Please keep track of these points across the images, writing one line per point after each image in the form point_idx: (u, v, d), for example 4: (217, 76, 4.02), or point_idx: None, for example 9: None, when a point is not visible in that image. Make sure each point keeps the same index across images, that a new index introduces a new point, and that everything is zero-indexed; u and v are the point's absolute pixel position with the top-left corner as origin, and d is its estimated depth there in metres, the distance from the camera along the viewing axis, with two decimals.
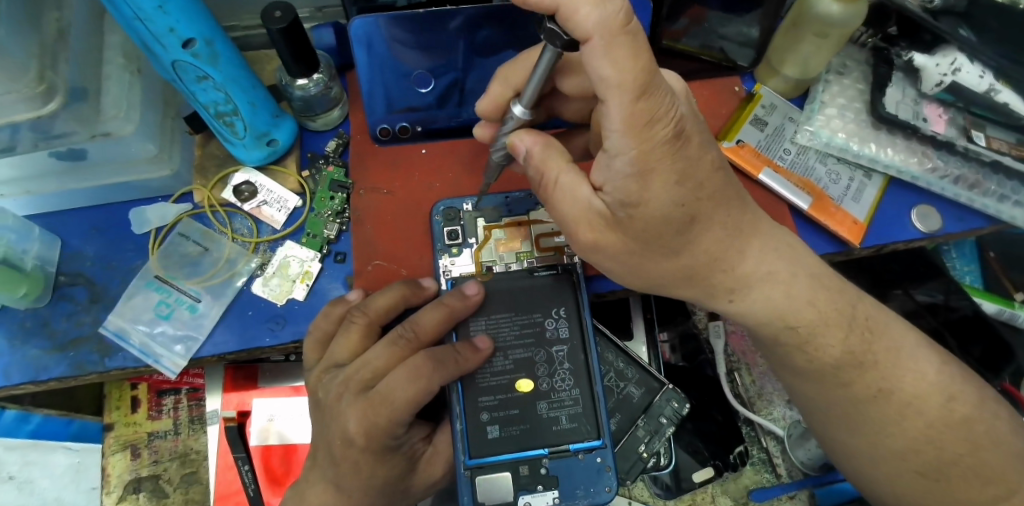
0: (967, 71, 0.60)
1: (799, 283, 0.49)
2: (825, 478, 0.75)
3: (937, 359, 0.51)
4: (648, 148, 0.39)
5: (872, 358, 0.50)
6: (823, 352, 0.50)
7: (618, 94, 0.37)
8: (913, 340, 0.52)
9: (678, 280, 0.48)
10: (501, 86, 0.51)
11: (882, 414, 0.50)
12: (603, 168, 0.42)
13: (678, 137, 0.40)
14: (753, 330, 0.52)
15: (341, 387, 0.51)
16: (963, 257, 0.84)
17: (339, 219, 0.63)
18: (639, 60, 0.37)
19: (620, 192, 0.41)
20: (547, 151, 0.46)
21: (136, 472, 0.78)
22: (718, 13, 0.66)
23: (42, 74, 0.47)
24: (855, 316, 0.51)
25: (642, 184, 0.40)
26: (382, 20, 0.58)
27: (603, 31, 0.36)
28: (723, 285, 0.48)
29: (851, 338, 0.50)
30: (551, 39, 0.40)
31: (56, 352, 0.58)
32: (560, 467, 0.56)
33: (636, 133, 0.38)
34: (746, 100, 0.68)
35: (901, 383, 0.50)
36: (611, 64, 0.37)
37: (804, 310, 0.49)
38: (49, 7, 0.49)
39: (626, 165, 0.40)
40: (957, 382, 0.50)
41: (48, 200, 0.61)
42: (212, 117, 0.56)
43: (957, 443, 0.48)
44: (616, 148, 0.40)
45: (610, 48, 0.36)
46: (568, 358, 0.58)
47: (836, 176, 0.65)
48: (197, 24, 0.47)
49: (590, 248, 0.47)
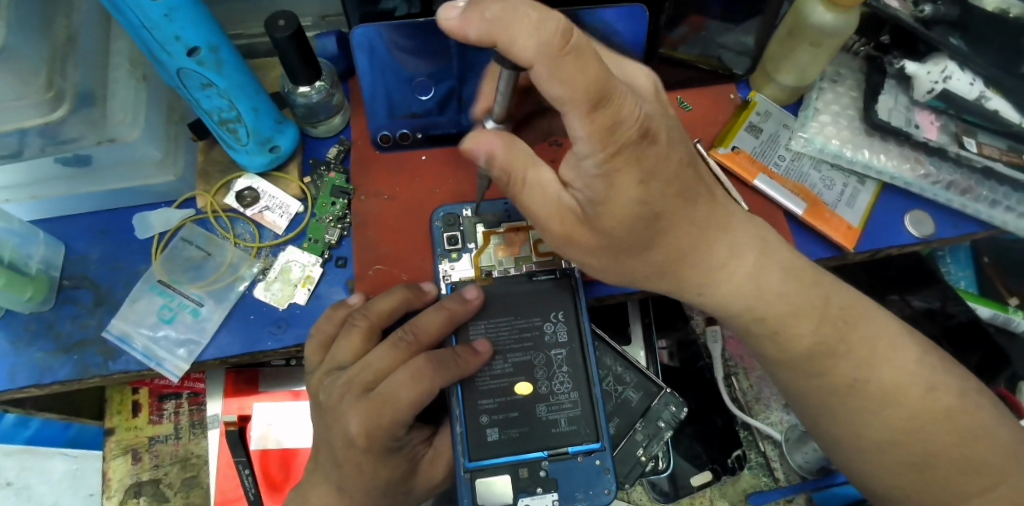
0: (958, 79, 0.62)
1: (771, 270, 0.51)
2: (824, 482, 0.75)
3: (917, 349, 0.52)
4: (614, 150, 0.39)
5: (847, 348, 0.51)
6: (796, 340, 0.51)
7: (573, 108, 0.36)
8: (894, 330, 0.53)
9: (653, 275, 0.50)
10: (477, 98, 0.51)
11: (871, 404, 0.50)
12: (572, 167, 0.43)
13: (643, 136, 0.40)
14: (726, 321, 0.54)
15: (343, 388, 0.52)
16: (958, 263, 0.85)
17: (340, 224, 0.64)
18: (589, 72, 0.35)
19: (588, 191, 0.43)
20: (512, 151, 0.44)
21: (137, 476, 0.78)
22: (718, 22, 0.66)
23: (52, 80, 0.47)
24: (828, 308, 0.51)
25: (607, 182, 0.42)
26: (383, 29, 0.58)
27: (545, 57, 0.35)
28: (695, 279, 0.50)
29: (824, 328, 0.51)
30: (500, 62, 0.39)
31: (61, 354, 0.59)
32: (559, 469, 0.56)
33: (602, 138, 0.38)
34: (742, 106, 0.69)
35: (878, 374, 0.50)
36: (561, 83, 0.35)
37: (788, 300, 0.51)
38: (59, 14, 0.49)
39: (594, 166, 0.40)
40: (938, 372, 0.51)
41: (53, 204, 0.62)
42: (216, 122, 0.57)
43: (946, 433, 0.48)
44: (585, 152, 0.40)
45: (556, 72, 0.35)
46: (566, 362, 0.58)
47: (830, 182, 0.66)
48: (204, 32, 0.48)
49: (563, 241, 0.48)
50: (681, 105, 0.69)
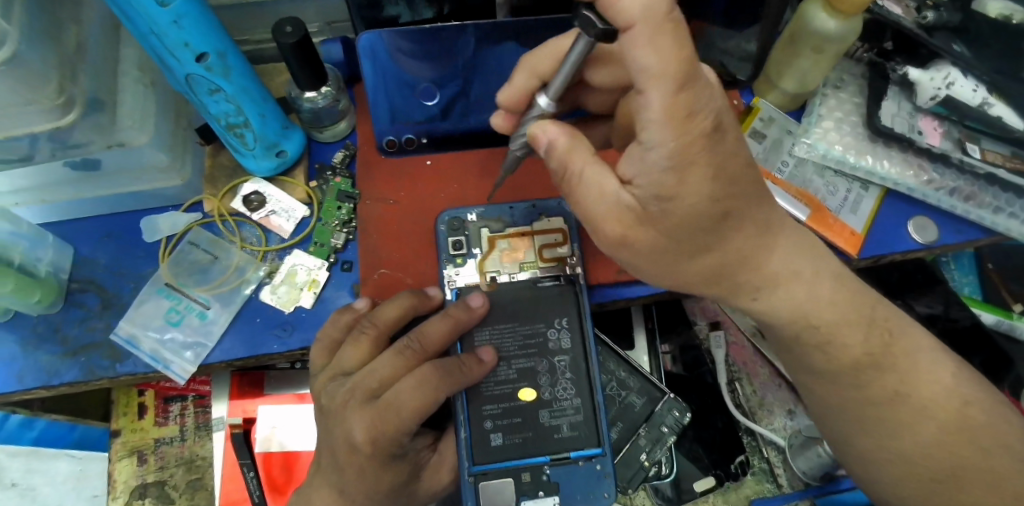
0: (961, 85, 0.62)
1: (822, 282, 0.51)
2: (828, 488, 0.74)
3: (953, 364, 0.53)
4: (689, 140, 0.38)
5: (892, 358, 0.52)
6: (846, 351, 0.51)
7: (658, 84, 0.36)
8: (932, 346, 0.54)
9: (705, 281, 0.48)
10: (526, 77, 0.52)
11: (901, 414, 0.51)
12: (635, 161, 0.41)
13: (716, 129, 0.38)
14: (774, 328, 0.53)
15: (347, 394, 0.52)
16: (961, 268, 0.85)
17: (346, 228, 0.65)
18: (682, 54, 0.36)
19: (653, 186, 0.40)
20: (573, 142, 0.45)
21: (142, 478, 0.79)
22: (720, 28, 0.67)
23: (63, 87, 0.48)
24: (875, 316, 0.52)
25: (678, 177, 0.39)
26: (384, 34, 0.59)
27: (649, 20, 0.35)
28: (752, 283, 0.48)
29: (872, 340, 0.51)
30: (586, 28, 0.41)
31: (68, 357, 0.60)
32: (560, 474, 0.57)
33: (679, 125, 0.37)
34: (745, 113, 0.70)
35: (923, 388, 0.51)
36: (654, 51, 0.36)
37: (824, 311, 0.51)
38: (69, 21, 0.50)
39: (663, 158, 0.38)
40: (969, 387, 0.52)
41: (62, 208, 0.63)
42: (224, 128, 0.57)
43: (965, 447, 0.49)
44: (653, 140, 0.38)
45: (655, 38, 0.35)
46: (570, 368, 0.58)
47: (833, 188, 0.67)
48: (211, 39, 0.49)
49: (616, 243, 0.45)
50: None
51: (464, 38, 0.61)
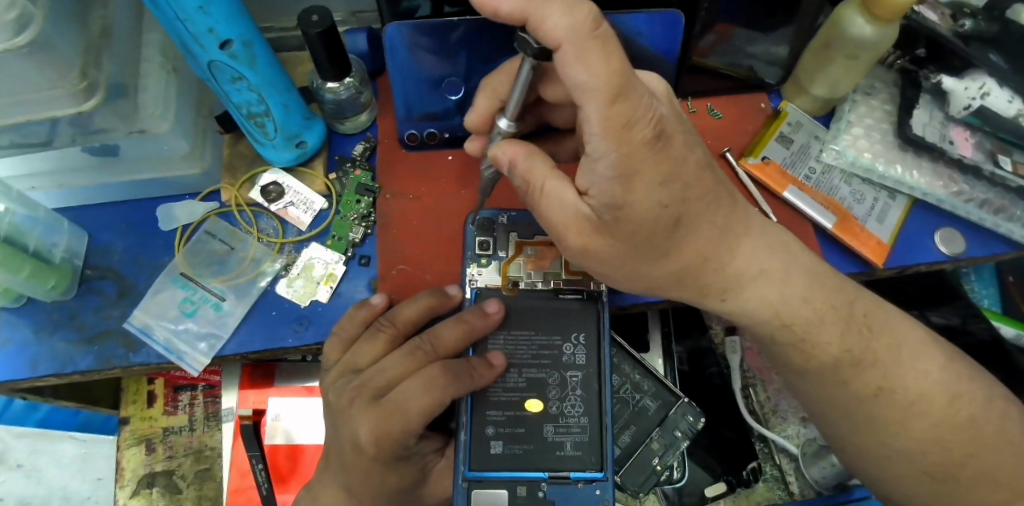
0: (997, 96, 0.61)
1: (794, 279, 0.49)
2: (836, 499, 0.71)
3: (942, 356, 0.51)
4: (630, 149, 0.38)
5: (924, 368, 0.50)
6: (823, 362, 0.50)
7: (594, 97, 0.36)
8: (949, 358, 0.51)
9: (673, 292, 0.48)
10: (490, 99, 0.51)
11: (925, 433, 0.48)
12: (587, 172, 0.41)
13: (658, 137, 0.39)
14: (772, 351, 0.53)
15: (354, 391, 0.54)
16: (981, 280, 0.84)
17: (365, 223, 0.63)
18: (612, 62, 0.36)
19: (605, 196, 0.40)
20: (530, 159, 0.45)
21: (150, 467, 0.78)
22: (744, 30, 0.63)
23: (86, 71, 0.47)
24: (900, 335, 0.51)
25: (625, 186, 0.39)
26: (405, 28, 0.55)
27: (573, 36, 0.35)
28: (719, 284, 0.48)
29: (899, 354, 0.50)
30: (524, 47, 0.40)
31: (82, 344, 0.59)
32: (558, 493, 0.53)
33: (617, 135, 0.37)
34: (773, 117, 0.68)
35: (960, 403, 0.48)
36: (585, 69, 0.36)
37: (844, 336, 0.49)
38: (95, 5, 0.49)
39: (608, 168, 0.39)
40: (1003, 403, 0.50)
41: (80, 193, 0.62)
42: (244, 117, 0.56)
43: (999, 462, 0.47)
44: (598, 152, 0.39)
45: (582, 55, 0.36)
46: (581, 385, 0.56)
47: (860, 196, 0.66)
48: (237, 25, 0.48)
49: (581, 253, 0.46)
50: (710, 113, 0.69)
51: (483, 35, 0.56)
